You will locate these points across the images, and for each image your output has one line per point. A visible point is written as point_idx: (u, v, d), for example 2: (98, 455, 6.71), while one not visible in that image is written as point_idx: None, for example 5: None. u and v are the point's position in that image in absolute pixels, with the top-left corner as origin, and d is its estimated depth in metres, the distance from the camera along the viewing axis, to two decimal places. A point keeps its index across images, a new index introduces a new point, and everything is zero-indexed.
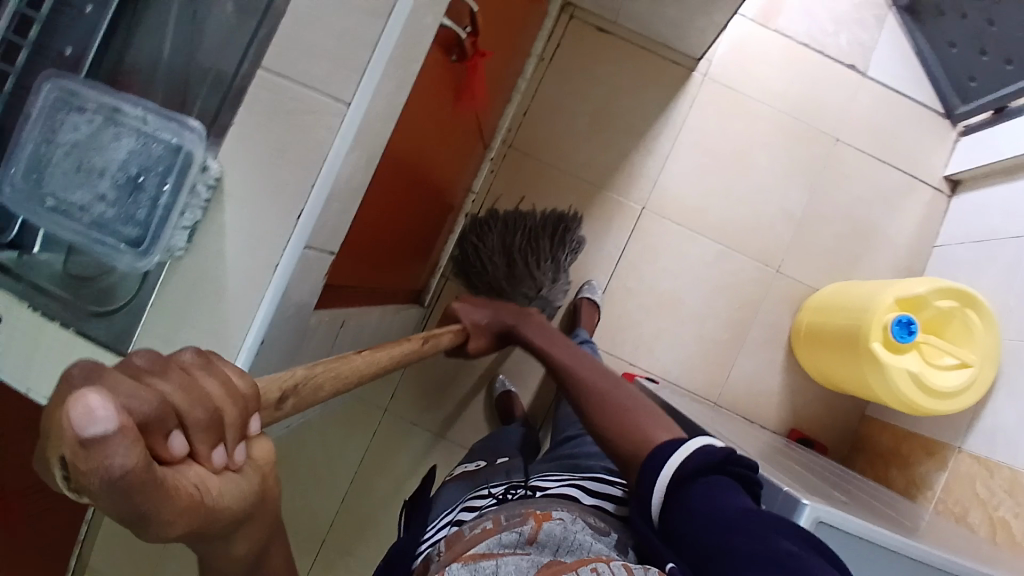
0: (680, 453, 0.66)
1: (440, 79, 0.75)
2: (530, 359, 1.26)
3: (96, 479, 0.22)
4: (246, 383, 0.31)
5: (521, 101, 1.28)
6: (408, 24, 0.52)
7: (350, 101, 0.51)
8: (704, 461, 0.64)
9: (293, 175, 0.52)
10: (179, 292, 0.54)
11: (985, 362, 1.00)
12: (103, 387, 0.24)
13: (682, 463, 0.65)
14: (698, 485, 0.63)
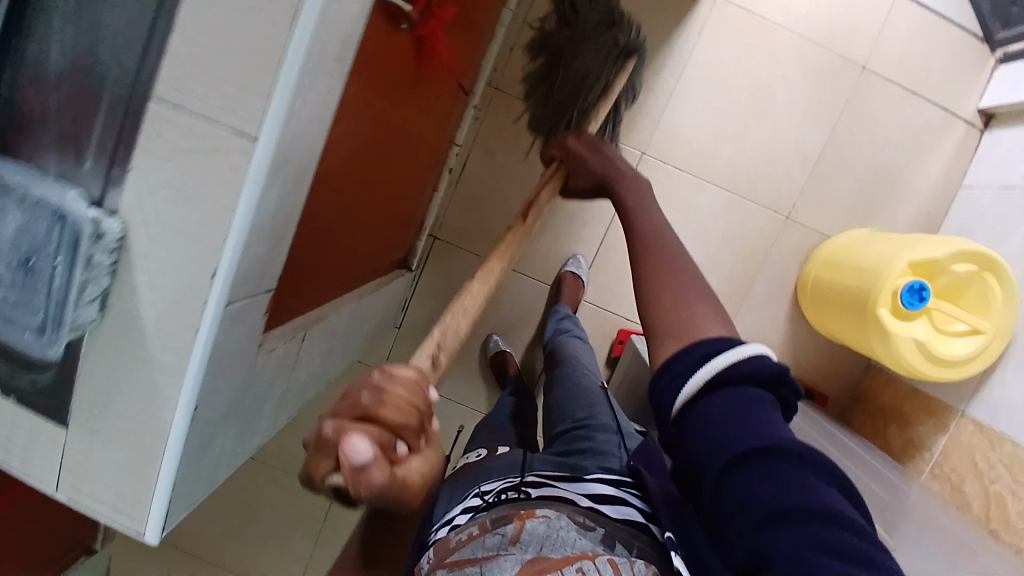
0: (729, 354, 0.57)
1: (392, 58, 0.66)
2: (523, 317, 1.25)
3: (367, 484, 0.37)
4: (414, 396, 0.40)
5: (509, 34, 1.15)
6: (316, 38, 0.45)
7: (256, 135, 0.45)
8: (759, 370, 0.57)
9: (203, 220, 0.47)
10: (103, 343, 0.51)
11: (998, 332, 0.94)
12: (355, 430, 0.37)
13: (726, 366, 0.56)
14: (737, 392, 0.55)
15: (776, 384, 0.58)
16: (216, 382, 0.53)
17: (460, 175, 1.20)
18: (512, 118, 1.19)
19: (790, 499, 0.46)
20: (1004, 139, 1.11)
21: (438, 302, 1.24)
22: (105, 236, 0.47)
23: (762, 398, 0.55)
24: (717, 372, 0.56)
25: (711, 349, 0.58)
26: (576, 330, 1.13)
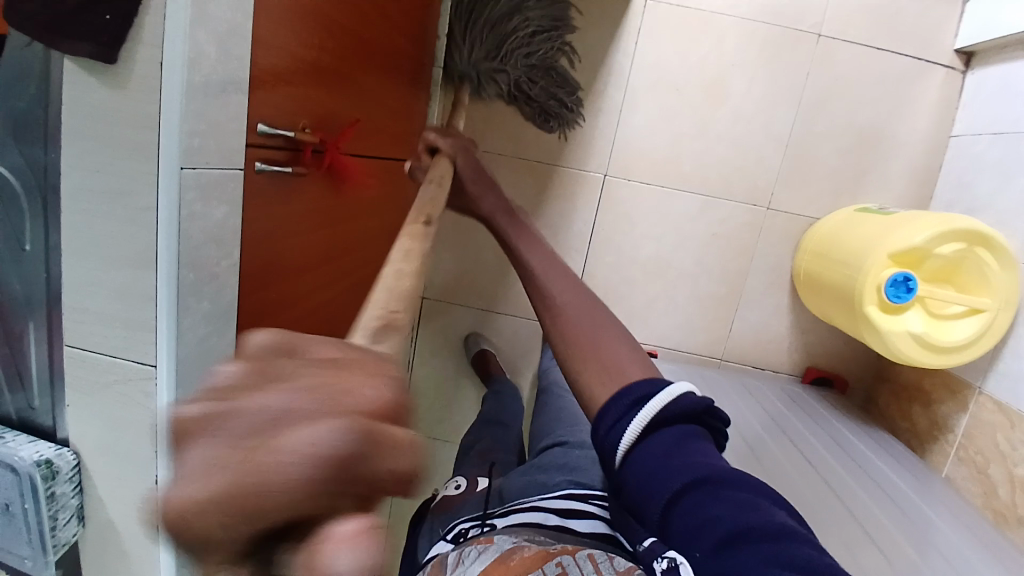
0: (657, 396, 0.44)
1: (297, 208, 0.68)
2: (523, 357, 1.26)
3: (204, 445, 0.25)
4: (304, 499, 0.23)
5: (447, 90, 1.14)
6: (185, 268, 0.49)
7: (156, 362, 0.50)
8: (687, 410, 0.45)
9: (135, 438, 0.52)
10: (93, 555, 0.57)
11: (1004, 305, 0.87)
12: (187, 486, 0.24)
13: (661, 408, 0.44)
14: (673, 434, 0.44)
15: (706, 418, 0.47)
16: None
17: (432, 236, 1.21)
18: None
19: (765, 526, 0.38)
20: (990, 77, 1.03)
21: (439, 360, 1.27)
22: (63, 468, 0.53)
23: (697, 431, 0.45)
24: (652, 416, 0.44)
25: (646, 388, 0.45)
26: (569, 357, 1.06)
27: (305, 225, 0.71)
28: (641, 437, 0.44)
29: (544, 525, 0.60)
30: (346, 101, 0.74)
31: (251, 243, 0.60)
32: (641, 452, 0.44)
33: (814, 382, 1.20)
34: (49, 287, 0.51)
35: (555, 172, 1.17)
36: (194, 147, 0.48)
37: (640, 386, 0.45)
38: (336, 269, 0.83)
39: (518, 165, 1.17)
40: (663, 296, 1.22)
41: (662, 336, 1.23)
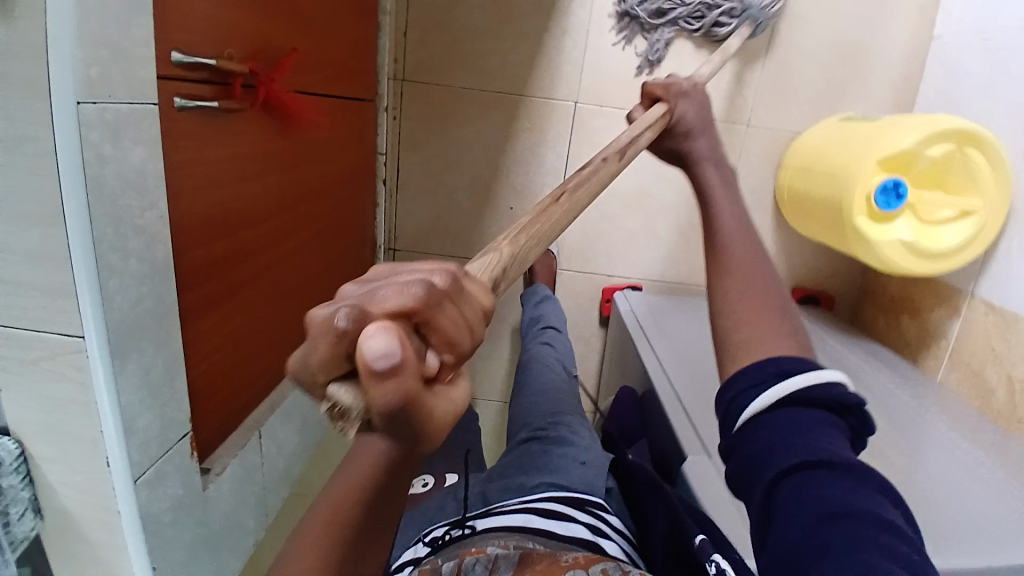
0: (807, 375, 0.44)
1: (233, 151, 0.61)
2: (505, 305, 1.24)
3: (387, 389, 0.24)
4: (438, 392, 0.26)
5: (398, 20, 1.05)
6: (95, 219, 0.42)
7: (84, 331, 0.43)
8: (829, 400, 0.43)
9: (80, 422, 0.46)
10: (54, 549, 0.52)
11: (994, 208, 0.84)
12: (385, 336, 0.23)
13: (799, 389, 0.43)
14: (810, 414, 0.43)
15: (842, 417, 0.44)
16: (167, 543, 0.54)
17: (397, 182, 1.15)
18: (429, 107, 1.10)
19: (849, 506, 0.36)
20: None
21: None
22: (4, 458, 0.47)
23: (839, 424, 0.43)
24: (796, 390, 0.43)
25: (795, 366, 0.45)
26: (551, 320, 1.08)
27: (249, 175, 0.64)
28: (774, 408, 0.44)
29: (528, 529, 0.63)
30: (277, 29, 0.66)
31: (184, 193, 0.54)
32: (772, 418, 0.43)
33: (801, 303, 1.18)
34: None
35: (521, 102, 1.10)
36: (92, 79, 0.41)
37: (791, 361, 0.46)
38: (292, 220, 0.77)
39: (482, 98, 1.09)
40: (644, 228, 1.16)
41: (645, 270, 1.19)
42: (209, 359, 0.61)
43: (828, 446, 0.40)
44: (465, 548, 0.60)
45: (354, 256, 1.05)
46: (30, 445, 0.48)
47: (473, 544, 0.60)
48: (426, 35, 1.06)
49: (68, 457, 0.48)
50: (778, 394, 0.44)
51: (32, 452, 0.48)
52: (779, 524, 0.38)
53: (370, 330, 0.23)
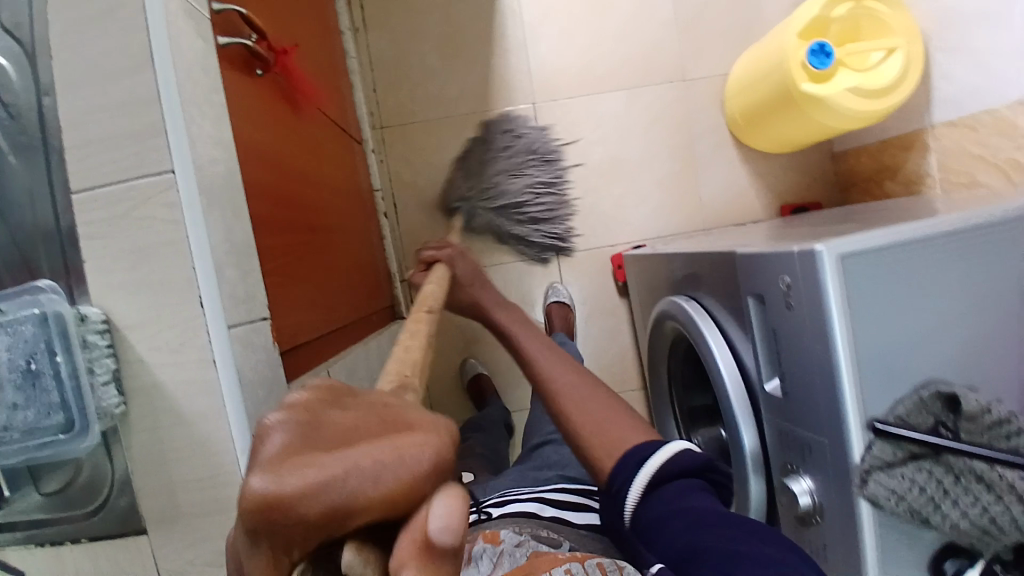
0: (660, 453, 0.56)
1: (261, 101, 0.69)
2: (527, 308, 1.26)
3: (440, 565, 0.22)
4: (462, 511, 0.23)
5: (366, 78, 1.22)
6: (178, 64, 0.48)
7: (174, 167, 0.48)
8: (686, 463, 0.56)
9: (170, 267, 0.48)
10: (145, 443, 0.50)
11: (911, 39, 0.97)
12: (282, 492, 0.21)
13: (664, 463, 0.56)
14: (678, 485, 0.55)
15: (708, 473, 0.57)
16: None
17: (399, 215, 1.23)
18: (411, 143, 1.23)
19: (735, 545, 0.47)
20: None
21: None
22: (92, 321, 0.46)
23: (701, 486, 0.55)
24: (655, 471, 0.55)
25: (648, 449, 0.57)
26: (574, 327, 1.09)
27: (274, 130, 0.72)
28: (648, 492, 0.55)
29: (543, 516, 0.67)
30: (278, 26, 0.79)
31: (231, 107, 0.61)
32: (654, 495, 0.55)
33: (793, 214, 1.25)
34: (44, 136, 0.49)
35: (488, 116, 1.24)
36: None
37: (643, 448, 0.58)
38: (317, 196, 0.83)
39: (453, 122, 1.24)
40: (628, 192, 1.26)
41: (643, 230, 1.26)
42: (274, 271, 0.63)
43: (707, 507, 0.52)
44: (481, 532, 0.64)
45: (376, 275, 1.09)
46: (121, 311, 0.48)
47: (488, 529, 0.64)
48: (394, 84, 1.22)
49: (160, 313, 0.48)
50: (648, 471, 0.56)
51: (120, 320, 0.48)
52: (666, 541, 0.50)
53: (432, 507, 0.22)
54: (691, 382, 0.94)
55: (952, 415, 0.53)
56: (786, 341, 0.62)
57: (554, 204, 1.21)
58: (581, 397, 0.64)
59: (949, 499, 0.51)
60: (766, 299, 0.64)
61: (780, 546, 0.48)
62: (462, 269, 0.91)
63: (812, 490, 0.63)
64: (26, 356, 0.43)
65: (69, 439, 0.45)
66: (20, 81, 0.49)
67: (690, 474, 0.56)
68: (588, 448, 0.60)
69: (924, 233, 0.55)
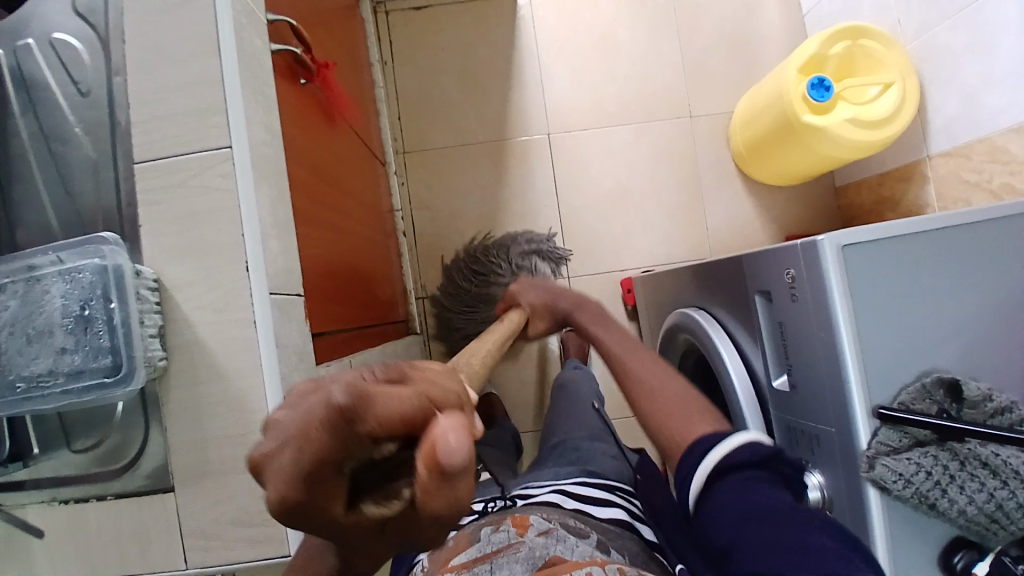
0: (722, 444, 0.60)
1: (302, 104, 0.75)
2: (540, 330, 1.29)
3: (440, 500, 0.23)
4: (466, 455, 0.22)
5: (391, 107, 1.30)
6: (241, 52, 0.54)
7: (230, 139, 0.52)
8: (752, 459, 0.58)
9: (220, 230, 0.52)
10: (183, 399, 0.52)
11: (904, 75, 1.04)
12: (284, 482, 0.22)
13: (722, 460, 0.59)
14: (737, 477, 0.57)
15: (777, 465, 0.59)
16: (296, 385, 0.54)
17: (416, 234, 1.28)
18: (432, 167, 1.30)
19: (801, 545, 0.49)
20: None
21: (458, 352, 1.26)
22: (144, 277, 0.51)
23: (767, 475, 0.57)
24: (716, 464, 0.58)
25: (713, 441, 0.61)
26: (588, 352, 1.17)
27: (313, 134, 0.78)
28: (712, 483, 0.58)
29: (567, 507, 0.67)
30: (319, 45, 0.86)
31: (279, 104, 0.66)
32: (721, 490, 0.57)
33: None
34: (114, 116, 0.55)
35: (505, 145, 1.31)
36: None
37: (708, 439, 0.62)
38: (346, 200, 0.88)
39: (472, 150, 1.31)
40: (637, 219, 1.31)
41: (652, 256, 1.30)
42: (307, 254, 0.67)
43: (772, 502, 0.54)
44: (505, 517, 0.63)
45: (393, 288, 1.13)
46: (170, 272, 0.52)
47: (513, 515, 0.63)
48: (418, 113, 1.30)
49: (207, 274, 0.52)
50: (708, 467, 0.59)
51: (170, 281, 0.52)
52: (732, 532, 0.53)
53: (442, 428, 0.21)
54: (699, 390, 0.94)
55: (954, 402, 0.55)
56: (791, 333, 0.63)
57: (552, 275, 1.17)
58: (674, 394, 0.69)
59: (954, 484, 0.53)
60: (772, 296, 0.66)
61: (840, 540, 0.50)
62: (531, 295, 0.95)
63: (822, 483, 0.62)
64: (81, 302, 0.48)
65: (112, 382, 0.48)
66: (98, 68, 0.56)
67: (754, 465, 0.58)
68: (659, 431, 0.67)
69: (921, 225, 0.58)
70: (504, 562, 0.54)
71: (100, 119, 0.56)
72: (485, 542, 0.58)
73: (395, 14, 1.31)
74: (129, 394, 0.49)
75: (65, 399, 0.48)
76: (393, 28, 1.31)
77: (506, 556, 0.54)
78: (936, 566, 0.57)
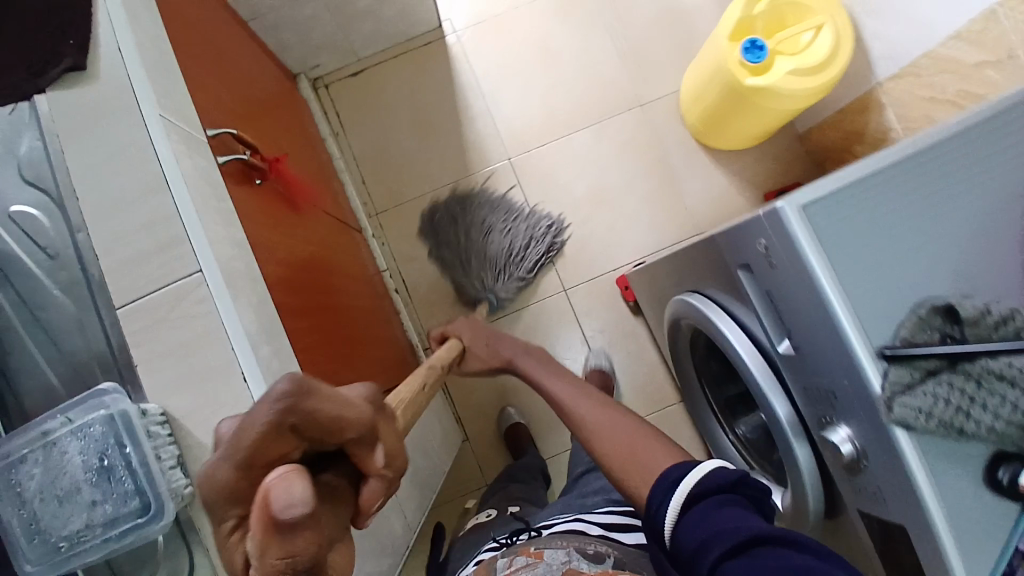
0: (692, 474, 0.63)
1: (265, 207, 0.77)
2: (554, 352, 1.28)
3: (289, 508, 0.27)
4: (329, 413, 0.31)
5: (353, 174, 1.32)
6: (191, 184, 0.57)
7: (199, 264, 0.54)
8: (712, 487, 0.61)
9: (211, 353, 0.54)
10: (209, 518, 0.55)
11: (833, 10, 1.05)
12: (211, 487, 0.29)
13: (693, 487, 0.62)
14: (712, 503, 0.60)
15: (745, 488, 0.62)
16: None
17: (408, 290, 1.30)
18: (407, 221, 1.32)
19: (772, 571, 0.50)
20: None
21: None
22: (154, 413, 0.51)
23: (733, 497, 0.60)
24: (687, 491, 0.61)
25: (678, 472, 0.65)
26: None
27: (280, 228, 0.79)
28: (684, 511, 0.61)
29: (590, 532, 0.72)
30: (264, 140, 0.88)
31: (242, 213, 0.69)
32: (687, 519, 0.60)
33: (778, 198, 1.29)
34: (88, 269, 0.57)
35: (471, 179, 1.33)
36: (163, 99, 0.59)
37: (676, 471, 0.65)
38: (328, 281, 0.89)
39: (440, 193, 1.32)
40: (617, 216, 1.32)
41: (640, 248, 1.31)
42: (302, 351, 0.69)
43: (741, 517, 0.57)
44: (528, 547, 0.72)
45: (399, 346, 1.14)
46: (174, 400, 0.55)
47: (533, 545, 0.72)
48: (380, 174, 1.33)
49: (209, 400, 0.54)
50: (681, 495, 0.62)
51: (176, 412, 0.54)
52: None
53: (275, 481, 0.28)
54: (716, 377, 0.93)
55: (954, 324, 0.57)
56: (780, 299, 0.64)
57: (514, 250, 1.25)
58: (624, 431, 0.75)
59: (978, 405, 0.54)
60: (753, 267, 0.67)
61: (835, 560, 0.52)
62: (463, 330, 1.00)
63: (852, 437, 0.62)
64: (98, 455, 0.50)
65: (147, 521, 0.50)
66: (60, 229, 0.57)
67: (728, 492, 0.61)
68: (630, 479, 0.70)
69: (883, 162, 0.58)
70: None
71: (74, 272, 0.58)
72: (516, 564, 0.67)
73: (334, 86, 1.35)
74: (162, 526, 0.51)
75: (108, 548, 0.50)
76: (335, 100, 1.34)
77: None
78: (989, 488, 0.57)
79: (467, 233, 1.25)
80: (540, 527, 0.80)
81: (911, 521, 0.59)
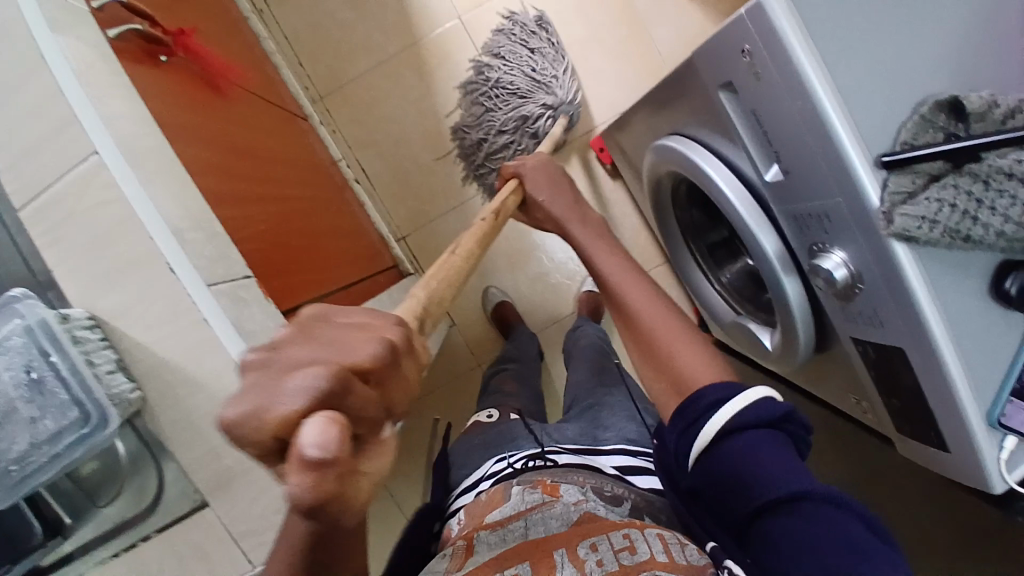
0: (733, 403, 0.60)
1: (178, 87, 0.67)
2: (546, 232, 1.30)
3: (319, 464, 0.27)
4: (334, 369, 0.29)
5: (287, 56, 1.19)
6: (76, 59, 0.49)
7: (99, 148, 0.48)
8: (759, 417, 0.59)
9: (133, 249, 0.50)
10: (168, 417, 0.54)
11: None
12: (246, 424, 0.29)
13: (734, 416, 0.59)
14: (746, 437, 0.58)
15: (784, 424, 0.61)
16: None
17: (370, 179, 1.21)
18: (356, 103, 1.20)
19: (814, 533, 0.50)
20: None
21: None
22: (77, 318, 0.49)
23: (777, 437, 0.59)
24: (726, 421, 0.59)
25: (723, 394, 0.61)
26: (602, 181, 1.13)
27: (202, 111, 0.70)
28: (716, 445, 0.59)
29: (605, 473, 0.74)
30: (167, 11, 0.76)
31: (145, 92, 0.59)
32: (720, 451, 0.58)
33: None
34: None
35: (421, 47, 1.19)
36: None
37: (718, 392, 0.61)
38: (271, 170, 0.81)
39: (389, 68, 1.20)
40: (584, 74, 1.21)
41: (612, 106, 1.21)
42: (252, 247, 0.63)
43: (779, 461, 0.56)
44: (541, 475, 0.72)
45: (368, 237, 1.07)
46: (104, 303, 0.51)
47: (549, 473, 0.72)
48: (318, 53, 1.19)
49: (140, 299, 0.51)
50: (715, 425, 0.60)
51: (107, 314, 0.51)
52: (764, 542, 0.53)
53: (308, 433, 0.27)
54: (702, 227, 0.88)
55: (961, 122, 0.51)
56: (761, 119, 0.58)
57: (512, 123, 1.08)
58: (669, 322, 0.72)
59: (984, 207, 0.49)
60: (733, 86, 0.60)
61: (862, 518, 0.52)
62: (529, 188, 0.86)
63: (846, 260, 0.58)
64: (22, 368, 0.47)
65: (90, 431, 0.48)
66: None
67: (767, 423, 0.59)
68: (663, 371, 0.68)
69: None
70: (537, 521, 0.64)
71: None
72: (519, 499, 0.68)
73: None
74: (110, 430, 0.50)
75: (58, 464, 0.49)
76: None
77: (540, 516, 0.64)
78: (989, 298, 0.55)
79: (486, 77, 1.10)
80: (553, 455, 0.78)
81: (903, 337, 0.57)
